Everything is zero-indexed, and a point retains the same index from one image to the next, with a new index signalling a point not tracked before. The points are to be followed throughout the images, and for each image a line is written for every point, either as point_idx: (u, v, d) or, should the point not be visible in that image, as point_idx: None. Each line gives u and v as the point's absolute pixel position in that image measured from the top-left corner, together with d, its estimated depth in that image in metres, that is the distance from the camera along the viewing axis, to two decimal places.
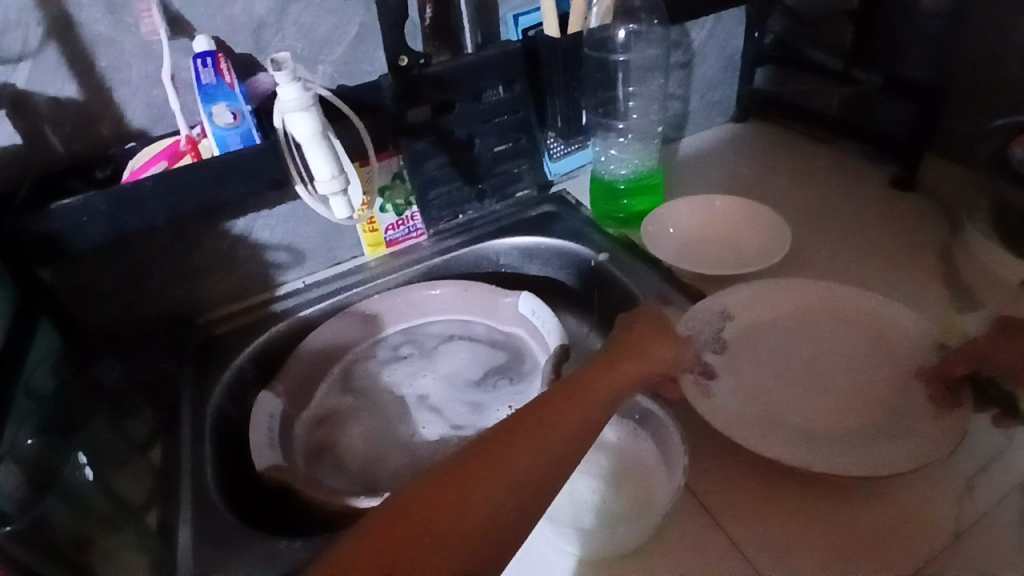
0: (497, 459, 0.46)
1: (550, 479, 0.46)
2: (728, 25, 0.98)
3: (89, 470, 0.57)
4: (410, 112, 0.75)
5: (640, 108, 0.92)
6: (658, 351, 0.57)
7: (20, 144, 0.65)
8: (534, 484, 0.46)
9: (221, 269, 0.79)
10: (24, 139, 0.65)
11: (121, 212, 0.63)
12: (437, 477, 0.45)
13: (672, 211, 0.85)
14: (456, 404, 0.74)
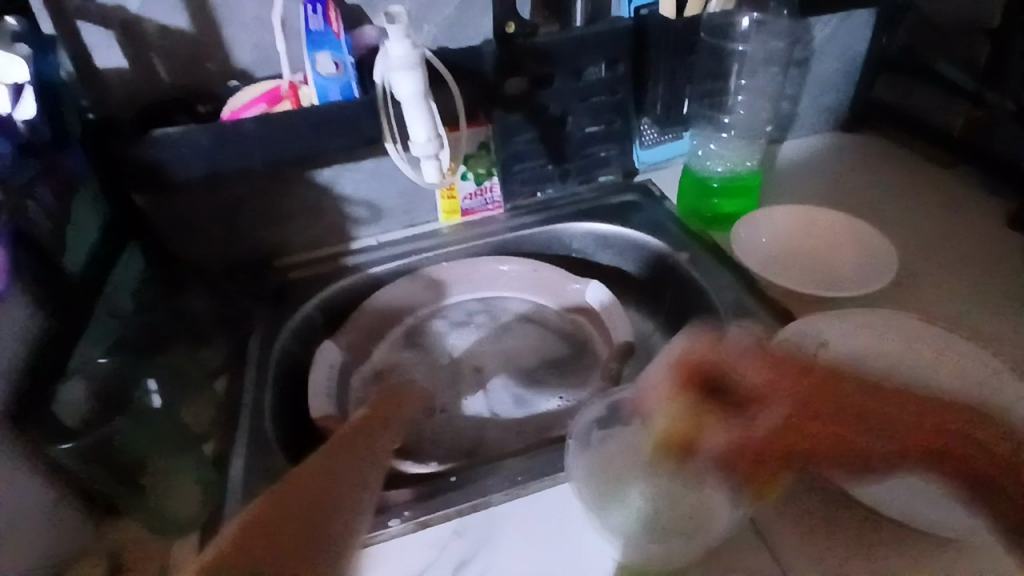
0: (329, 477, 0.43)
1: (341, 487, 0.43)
2: (855, 25, 0.91)
3: (157, 397, 0.59)
4: (508, 82, 0.73)
5: (749, 102, 0.88)
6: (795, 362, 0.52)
7: (127, 69, 0.67)
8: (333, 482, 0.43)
9: (303, 216, 0.80)
10: (132, 66, 0.67)
11: (219, 149, 0.65)
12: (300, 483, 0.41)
13: (766, 218, 0.80)
14: (505, 388, 0.74)
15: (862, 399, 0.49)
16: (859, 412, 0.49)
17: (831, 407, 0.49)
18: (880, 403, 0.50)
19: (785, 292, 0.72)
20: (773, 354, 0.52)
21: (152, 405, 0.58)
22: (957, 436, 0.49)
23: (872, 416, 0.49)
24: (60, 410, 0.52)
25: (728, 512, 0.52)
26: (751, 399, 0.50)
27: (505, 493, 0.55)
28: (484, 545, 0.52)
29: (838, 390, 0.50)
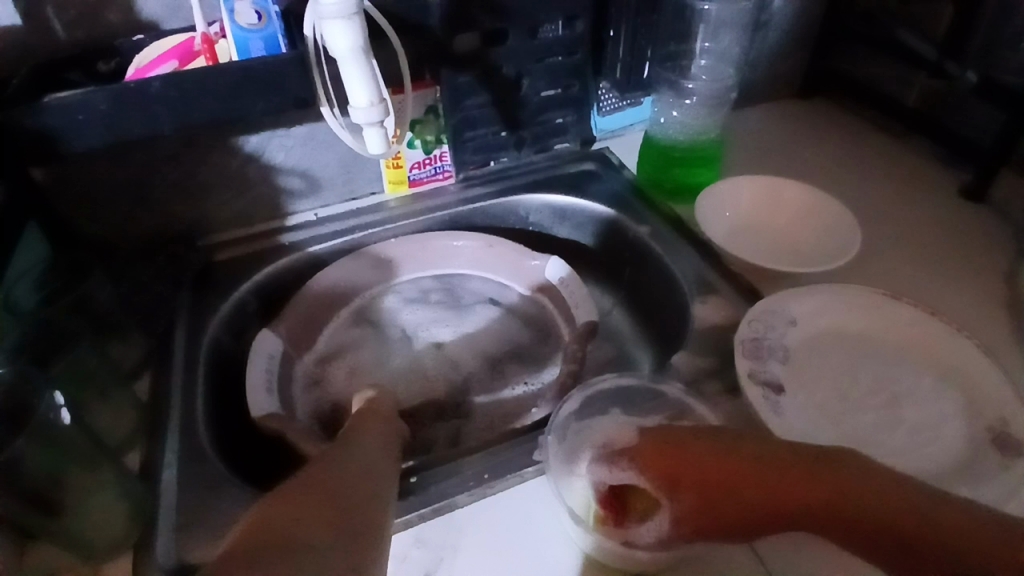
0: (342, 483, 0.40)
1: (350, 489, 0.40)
2: None
3: (66, 412, 0.49)
4: (457, 39, 0.66)
5: (711, 68, 0.82)
6: (757, 448, 0.42)
7: (21, 27, 0.57)
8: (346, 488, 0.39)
9: (230, 189, 0.71)
10: (25, 21, 0.57)
11: (124, 113, 0.55)
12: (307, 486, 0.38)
13: (730, 189, 0.78)
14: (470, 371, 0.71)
15: (722, 475, 0.41)
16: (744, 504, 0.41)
17: (693, 486, 0.42)
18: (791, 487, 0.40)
19: (749, 267, 0.70)
20: (652, 447, 0.43)
21: (64, 420, 0.49)
22: (877, 510, 0.39)
23: (774, 493, 0.40)
24: None
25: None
26: (718, 470, 0.42)
27: (471, 493, 0.51)
28: (449, 553, 0.48)
29: (680, 473, 0.42)
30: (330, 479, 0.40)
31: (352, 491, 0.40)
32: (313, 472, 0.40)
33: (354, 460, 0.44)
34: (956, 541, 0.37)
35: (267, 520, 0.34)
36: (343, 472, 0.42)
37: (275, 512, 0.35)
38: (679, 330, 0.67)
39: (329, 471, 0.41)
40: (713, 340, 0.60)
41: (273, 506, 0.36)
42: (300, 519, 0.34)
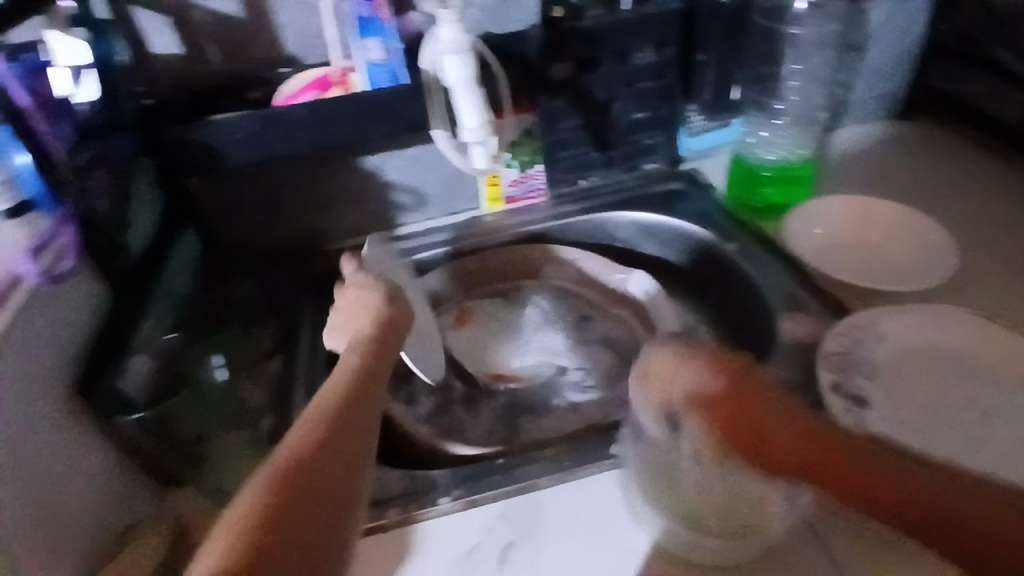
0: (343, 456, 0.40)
1: (347, 457, 0.41)
2: (911, 9, 0.84)
3: (219, 371, 0.64)
4: (553, 66, 0.73)
5: (803, 88, 0.86)
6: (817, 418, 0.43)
7: (180, 54, 0.69)
8: (344, 463, 0.40)
9: (350, 202, 0.81)
10: (183, 50, 0.69)
11: (271, 132, 0.66)
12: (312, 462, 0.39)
13: (821, 208, 0.78)
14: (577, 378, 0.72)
15: (777, 422, 0.42)
16: (787, 448, 0.42)
17: (749, 405, 0.43)
18: (821, 446, 0.42)
19: (838, 285, 0.70)
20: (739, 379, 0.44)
21: (214, 378, 0.63)
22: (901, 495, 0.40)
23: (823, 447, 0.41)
24: (126, 379, 0.54)
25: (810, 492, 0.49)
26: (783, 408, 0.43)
27: (552, 477, 0.55)
28: (532, 528, 0.52)
29: (748, 400, 0.43)
30: (334, 433, 0.41)
31: (352, 441, 0.42)
32: (323, 423, 0.42)
33: (365, 425, 0.44)
34: (944, 520, 0.39)
35: (281, 488, 0.37)
36: (352, 419, 0.43)
37: (286, 478, 0.37)
38: (761, 343, 0.68)
39: (335, 419, 0.42)
40: (799, 356, 0.61)
41: (285, 469, 0.38)
42: (305, 493, 0.37)
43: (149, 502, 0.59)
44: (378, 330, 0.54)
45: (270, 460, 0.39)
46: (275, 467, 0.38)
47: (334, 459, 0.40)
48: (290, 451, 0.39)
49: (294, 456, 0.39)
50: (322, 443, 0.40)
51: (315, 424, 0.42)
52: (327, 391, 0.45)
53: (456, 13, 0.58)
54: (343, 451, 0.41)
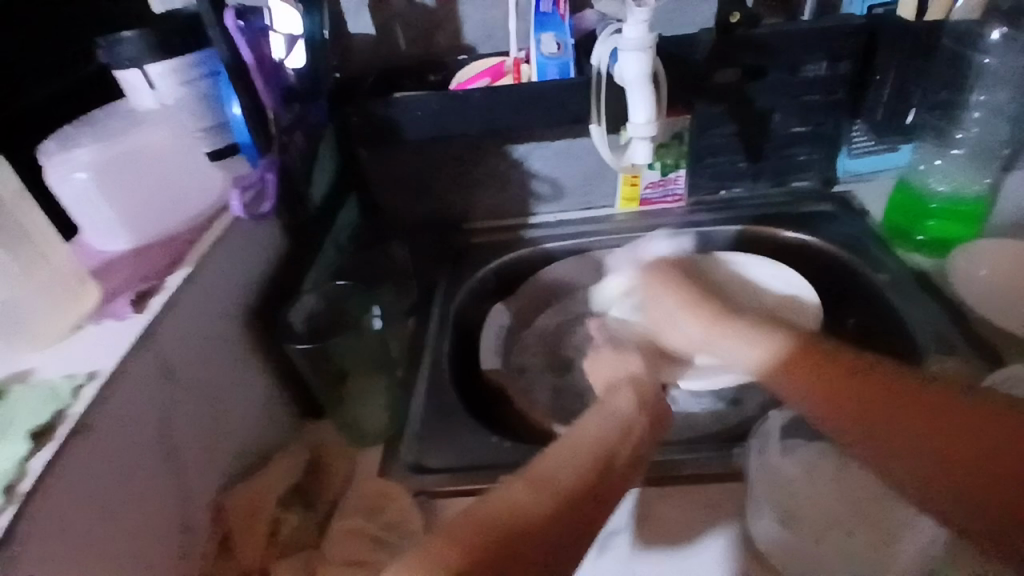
0: (580, 526, 0.41)
1: (579, 534, 0.41)
2: None
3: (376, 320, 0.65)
4: (719, 73, 0.73)
5: (987, 121, 0.77)
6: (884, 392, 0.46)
7: (372, 35, 0.76)
8: (575, 538, 0.41)
9: (493, 186, 0.85)
10: (375, 31, 0.76)
11: (447, 112, 0.71)
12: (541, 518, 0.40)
13: (994, 248, 0.73)
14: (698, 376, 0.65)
15: (855, 390, 0.46)
16: (859, 401, 0.46)
17: (827, 375, 0.47)
18: (876, 409, 0.45)
19: (1003, 335, 0.65)
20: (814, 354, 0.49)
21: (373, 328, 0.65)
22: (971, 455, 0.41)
23: (882, 421, 0.45)
24: (294, 314, 0.63)
25: (921, 534, 0.48)
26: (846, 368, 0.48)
27: (667, 476, 0.57)
28: (636, 522, 0.54)
29: (827, 377, 0.47)
30: (556, 529, 0.40)
31: (560, 546, 0.40)
32: (546, 511, 0.40)
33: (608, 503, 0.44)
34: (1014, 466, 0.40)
35: (479, 555, 0.37)
36: (573, 525, 0.41)
37: (486, 547, 0.38)
38: None
39: (562, 512, 0.41)
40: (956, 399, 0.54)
41: (499, 532, 0.38)
42: (500, 565, 0.37)
43: (290, 429, 0.66)
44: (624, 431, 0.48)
45: (485, 510, 0.40)
46: (482, 530, 0.39)
47: (536, 552, 0.39)
48: (514, 504, 0.40)
49: (546, 494, 0.41)
50: (565, 503, 0.41)
51: (540, 510, 0.40)
52: (561, 471, 0.43)
53: (648, 11, 0.59)
54: (578, 528, 0.41)
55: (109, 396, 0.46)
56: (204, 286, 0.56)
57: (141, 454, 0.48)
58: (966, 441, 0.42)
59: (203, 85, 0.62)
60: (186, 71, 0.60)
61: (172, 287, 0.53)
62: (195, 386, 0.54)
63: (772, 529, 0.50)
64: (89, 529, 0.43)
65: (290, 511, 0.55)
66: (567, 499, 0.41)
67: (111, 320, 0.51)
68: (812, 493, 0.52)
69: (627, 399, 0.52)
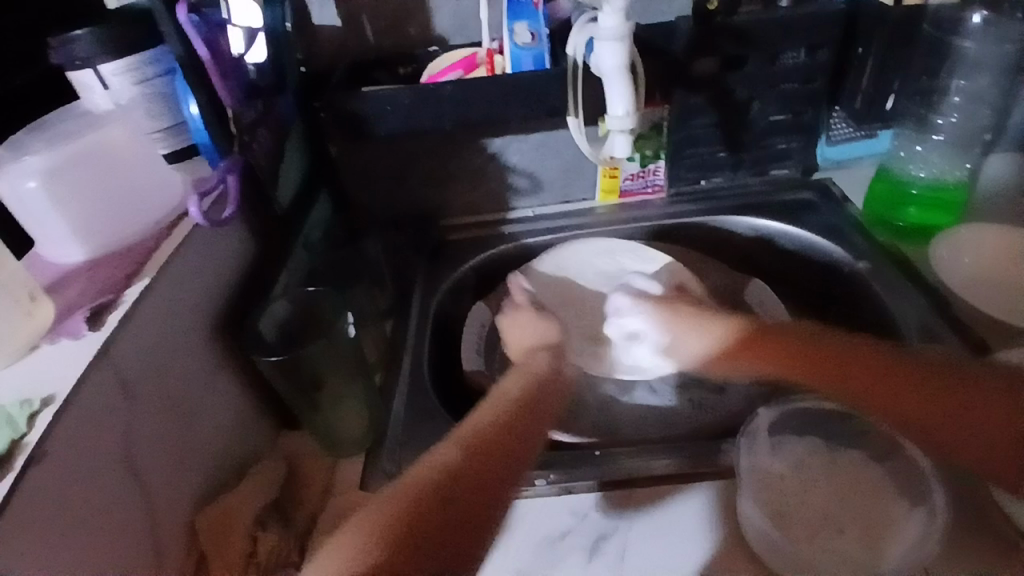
0: (489, 486, 0.45)
1: (494, 485, 0.46)
2: None
3: (351, 328, 0.62)
4: (697, 62, 0.71)
5: (967, 107, 0.77)
6: (811, 351, 0.56)
7: (338, 27, 0.73)
8: (488, 498, 0.45)
9: (470, 181, 0.83)
10: (342, 23, 0.73)
11: (419, 107, 0.69)
12: (451, 480, 0.44)
13: (972, 237, 0.74)
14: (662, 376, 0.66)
15: (787, 344, 0.57)
16: (790, 361, 0.56)
17: (764, 344, 0.59)
18: (814, 364, 0.55)
19: (985, 322, 0.64)
20: (758, 332, 0.60)
21: (346, 335, 0.62)
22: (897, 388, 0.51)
23: (826, 370, 0.54)
24: (265, 323, 0.60)
25: (917, 523, 0.48)
26: (776, 341, 0.58)
27: (654, 477, 0.54)
28: (623, 524, 0.51)
29: (762, 343, 0.59)
30: (450, 495, 0.44)
31: (468, 506, 0.44)
32: (442, 483, 0.44)
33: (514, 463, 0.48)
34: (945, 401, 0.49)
35: (391, 533, 0.41)
36: (474, 483, 0.45)
37: (401, 520, 0.42)
38: None
39: (455, 481, 0.44)
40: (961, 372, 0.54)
41: (404, 509, 0.42)
42: (417, 532, 0.41)
43: (265, 441, 0.64)
44: (519, 403, 0.54)
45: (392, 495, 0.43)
46: (389, 511, 0.42)
47: (445, 511, 0.43)
48: (418, 484, 0.44)
49: (464, 457, 0.46)
50: (472, 465, 0.46)
51: (434, 480, 0.44)
52: (454, 447, 0.47)
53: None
54: (488, 487, 0.45)
55: (65, 420, 0.43)
56: (166, 298, 0.53)
57: (106, 480, 0.45)
58: (891, 376, 0.51)
59: (158, 83, 0.59)
60: (140, 69, 0.57)
61: (131, 301, 0.50)
62: (161, 403, 0.51)
63: (764, 524, 0.48)
64: (51, 565, 0.40)
65: (267, 527, 0.52)
66: (473, 455, 0.46)
67: (66, 340, 0.48)
68: (800, 488, 0.51)
69: (520, 377, 0.58)
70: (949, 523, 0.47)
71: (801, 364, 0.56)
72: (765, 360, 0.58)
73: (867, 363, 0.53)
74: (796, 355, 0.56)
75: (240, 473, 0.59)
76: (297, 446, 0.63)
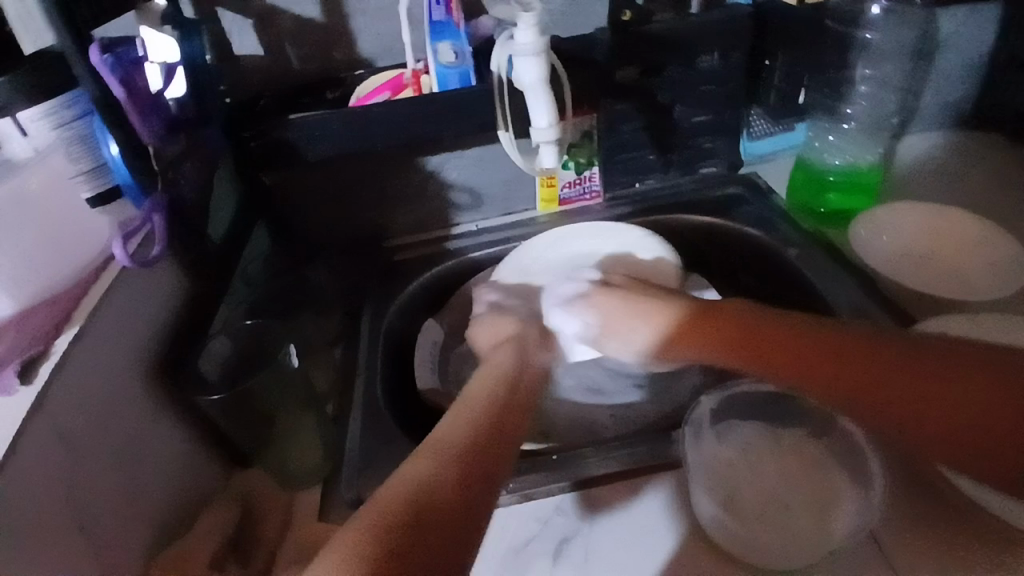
0: (470, 509, 0.39)
1: (474, 501, 0.39)
2: (981, 19, 0.83)
3: (293, 357, 0.62)
4: (619, 69, 0.74)
5: (871, 93, 0.85)
6: (813, 356, 0.46)
7: (261, 56, 0.73)
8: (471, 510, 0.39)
9: (410, 200, 0.83)
10: (264, 52, 0.72)
11: (349, 130, 0.69)
12: (432, 501, 0.38)
13: (889, 216, 0.78)
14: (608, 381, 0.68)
15: (752, 333, 0.49)
16: (762, 352, 0.48)
17: (720, 334, 0.50)
18: (829, 372, 0.45)
19: (906, 291, 0.68)
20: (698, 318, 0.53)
21: (291, 364, 0.62)
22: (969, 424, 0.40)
23: (855, 370, 0.44)
24: (202, 362, 0.59)
25: (856, 497, 0.50)
26: (750, 338, 0.49)
27: (610, 474, 0.55)
28: (585, 524, 0.52)
29: (722, 329, 0.51)
30: (462, 487, 0.40)
31: (482, 496, 0.40)
32: (443, 476, 0.40)
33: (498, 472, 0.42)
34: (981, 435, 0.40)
35: (394, 530, 0.36)
36: (477, 487, 0.40)
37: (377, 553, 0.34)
38: None
39: (462, 470, 0.41)
40: None
41: (404, 516, 0.36)
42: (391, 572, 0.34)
43: (216, 482, 0.62)
44: (511, 390, 0.51)
45: (405, 482, 0.39)
46: (394, 511, 0.37)
47: (432, 533, 0.36)
48: (418, 479, 0.39)
49: (442, 463, 0.41)
50: (460, 472, 0.40)
51: (447, 468, 0.40)
52: (454, 433, 0.44)
53: (536, 16, 0.60)
54: (467, 519, 0.38)
55: (1, 479, 0.41)
56: (96, 346, 0.51)
57: (43, 538, 0.43)
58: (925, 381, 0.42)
59: (79, 126, 0.55)
60: (60, 113, 0.54)
61: (61, 350, 0.48)
62: (95, 455, 0.49)
63: (716, 512, 0.49)
64: None
65: (225, 570, 0.51)
66: (454, 465, 0.40)
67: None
68: (747, 471, 0.53)
69: (506, 356, 0.57)
70: (888, 491, 0.50)
71: (837, 336, 0.46)
72: (709, 345, 0.51)
73: (896, 363, 0.43)
74: (777, 355, 0.47)
75: (191, 518, 0.58)
76: (249, 483, 0.62)
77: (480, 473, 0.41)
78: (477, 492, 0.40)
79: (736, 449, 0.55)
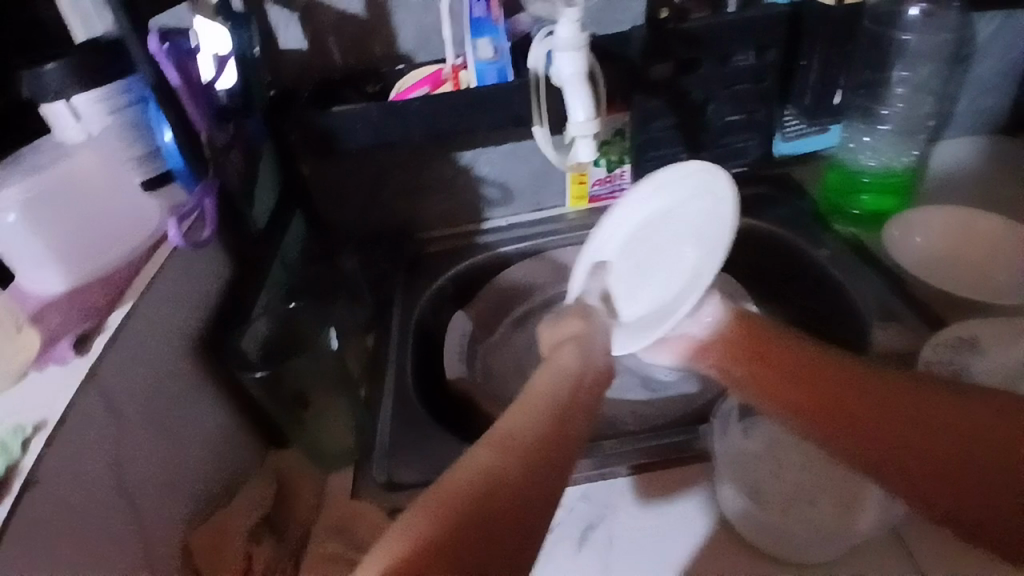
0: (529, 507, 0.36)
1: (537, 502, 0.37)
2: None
3: (333, 338, 0.63)
4: (654, 67, 0.74)
5: (908, 95, 0.84)
6: (850, 398, 0.43)
7: (305, 49, 0.75)
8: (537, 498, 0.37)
9: (443, 193, 0.85)
10: (307, 46, 0.75)
11: (387, 123, 0.71)
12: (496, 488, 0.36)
13: (923, 217, 0.77)
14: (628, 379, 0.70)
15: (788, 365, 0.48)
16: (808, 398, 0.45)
17: (769, 373, 0.48)
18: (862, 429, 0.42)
19: (937, 295, 0.68)
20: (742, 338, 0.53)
21: (330, 346, 0.63)
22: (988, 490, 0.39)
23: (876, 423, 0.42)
24: (246, 342, 0.61)
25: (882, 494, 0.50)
26: (805, 378, 0.46)
27: (636, 465, 0.56)
28: (611, 511, 0.53)
29: (763, 357, 0.50)
30: (532, 470, 0.38)
31: (543, 499, 0.38)
32: (510, 464, 0.37)
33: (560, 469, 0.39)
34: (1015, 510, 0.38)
35: (446, 528, 0.34)
36: (542, 477, 0.38)
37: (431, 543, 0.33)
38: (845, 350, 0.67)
39: (529, 465, 0.38)
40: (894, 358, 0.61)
41: (465, 505, 0.35)
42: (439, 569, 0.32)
43: (253, 459, 0.64)
44: (577, 378, 0.47)
45: (462, 470, 0.37)
46: (457, 501, 0.35)
47: (491, 529, 0.35)
48: (482, 466, 0.37)
49: (504, 453, 0.38)
50: (529, 462, 0.38)
51: (517, 459, 0.38)
52: (524, 426, 0.41)
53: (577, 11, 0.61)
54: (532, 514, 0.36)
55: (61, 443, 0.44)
56: (146, 322, 0.54)
57: (97, 502, 0.45)
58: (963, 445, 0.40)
59: (129, 113, 0.59)
60: (111, 100, 0.57)
61: (114, 326, 0.51)
62: (143, 426, 0.51)
63: (742, 503, 0.50)
64: None
65: (261, 542, 0.53)
66: (517, 454, 0.38)
67: (54, 366, 0.48)
68: (773, 466, 0.54)
69: (570, 355, 0.49)
70: None
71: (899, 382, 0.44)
72: (749, 376, 0.49)
73: (937, 415, 0.41)
74: (821, 395, 0.44)
75: (228, 492, 0.60)
76: (284, 462, 0.64)
77: (545, 468, 0.38)
78: (539, 497, 0.37)
79: (762, 443, 0.55)
